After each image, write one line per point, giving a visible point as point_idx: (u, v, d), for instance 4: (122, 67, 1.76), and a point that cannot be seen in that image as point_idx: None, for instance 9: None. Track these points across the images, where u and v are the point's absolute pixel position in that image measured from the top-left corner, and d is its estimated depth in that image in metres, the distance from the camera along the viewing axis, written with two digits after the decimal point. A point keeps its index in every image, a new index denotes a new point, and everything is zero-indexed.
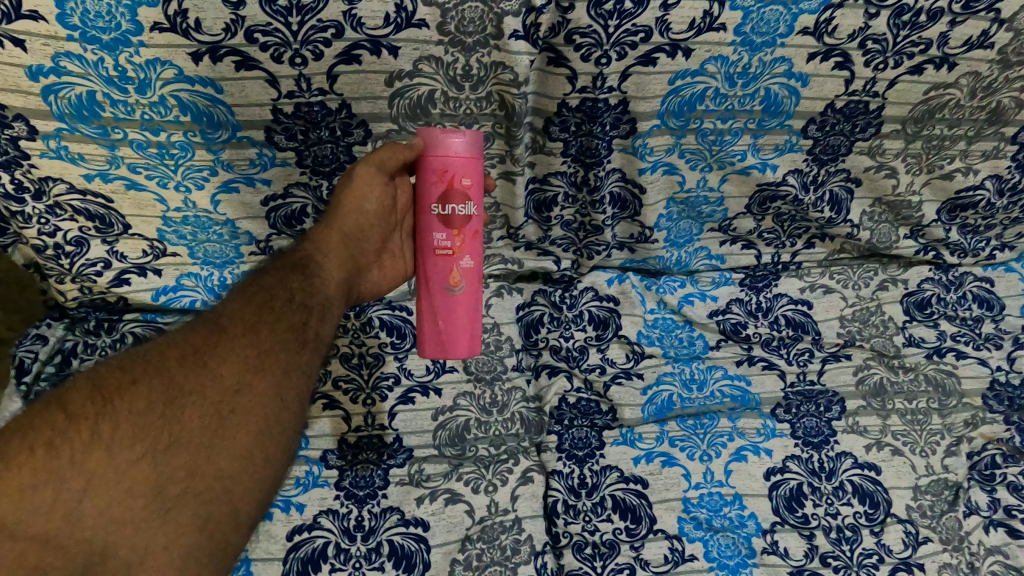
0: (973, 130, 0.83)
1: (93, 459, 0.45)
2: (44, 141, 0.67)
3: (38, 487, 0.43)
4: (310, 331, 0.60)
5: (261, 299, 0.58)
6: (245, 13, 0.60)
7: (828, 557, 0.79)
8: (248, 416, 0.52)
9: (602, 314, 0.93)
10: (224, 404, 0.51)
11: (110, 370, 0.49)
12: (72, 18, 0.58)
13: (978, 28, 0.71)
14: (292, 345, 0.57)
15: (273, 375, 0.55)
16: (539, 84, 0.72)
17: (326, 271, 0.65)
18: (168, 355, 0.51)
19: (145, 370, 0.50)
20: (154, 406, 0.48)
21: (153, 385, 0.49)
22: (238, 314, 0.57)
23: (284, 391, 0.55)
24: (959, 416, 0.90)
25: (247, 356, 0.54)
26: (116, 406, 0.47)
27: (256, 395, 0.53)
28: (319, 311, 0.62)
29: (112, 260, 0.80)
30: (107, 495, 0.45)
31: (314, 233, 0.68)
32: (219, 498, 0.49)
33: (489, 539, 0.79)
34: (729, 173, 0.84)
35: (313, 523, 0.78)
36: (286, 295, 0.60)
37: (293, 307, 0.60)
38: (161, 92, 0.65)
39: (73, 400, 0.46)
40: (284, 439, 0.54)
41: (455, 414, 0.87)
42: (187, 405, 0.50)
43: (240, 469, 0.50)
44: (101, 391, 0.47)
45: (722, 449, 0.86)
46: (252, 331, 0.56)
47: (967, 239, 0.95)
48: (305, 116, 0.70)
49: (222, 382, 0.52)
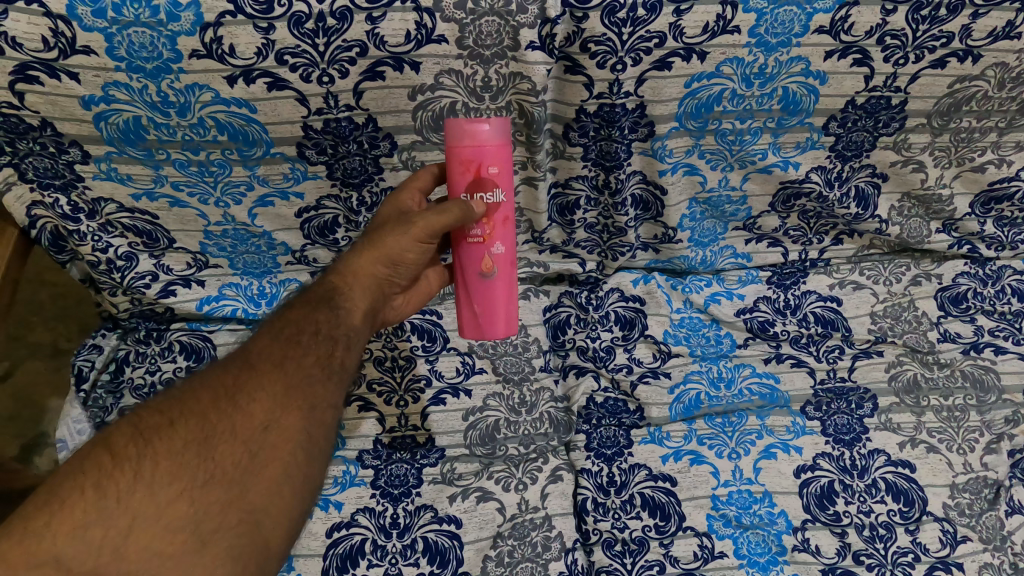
0: (1004, 120, 0.81)
1: (135, 498, 0.48)
2: (96, 164, 0.72)
3: (87, 526, 0.46)
4: (337, 361, 0.63)
5: (290, 333, 0.61)
6: (275, 38, 0.63)
7: (861, 555, 0.79)
8: (279, 450, 0.55)
9: (629, 314, 0.94)
10: (255, 439, 0.54)
11: (149, 413, 0.53)
12: (119, 51, 0.62)
13: (1003, 18, 0.70)
14: (321, 377, 0.61)
15: (302, 409, 0.57)
16: (557, 92, 0.74)
17: (354, 300, 0.67)
18: (201, 395, 0.55)
19: (180, 412, 0.53)
20: (190, 444, 0.52)
21: (187, 426, 0.52)
22: (267, 348, 0.60)
23: (312, 424, 0.58)
24: (999, 412, 0.87)
25: (277, 391, 0.57)
26: (155, 447, 0.50)
27: (287, 429, 0.56)
28: (346, 341, 0.65)
29: (159, 273, 0.85)
30: (150, 531, 0.48)
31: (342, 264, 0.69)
32: (255, 531, 0.51)
33: (520, 535, 0.81)
34: (751, 171, 0.85)
35: (351, 521, 0.81)
36: (313, 328, 0.63)
37: (321, 339, 0.62)
38: (200, 113, 0.69)
39: (117, 442, 0.50)
40: (312, 470, 0.56)
41: (485, 415, 0.89)
42: (221, 443, 0.53)
43: (272, 500, 0.53)
44: (141, 433, 0.51)
45: (751, 447, 0.86)
46: (281, 365, 0.59)
47: (1004, 231, 0.93)
48: (334, 131, 0.73)
49: (252, 418, 0.55)
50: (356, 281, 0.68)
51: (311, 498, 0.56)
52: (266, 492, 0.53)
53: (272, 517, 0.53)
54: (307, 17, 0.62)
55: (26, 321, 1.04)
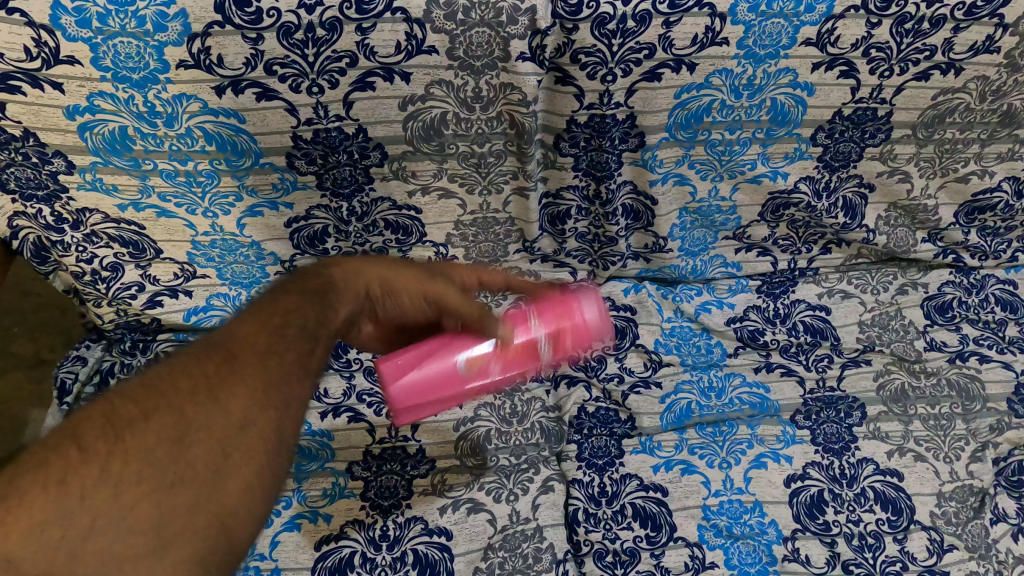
0: (986, 133, 0.82)
1: (101, 497, 0.41)
2: (80, 174, 0.71)
3: (44, 525, 0.39)
4: (335, 353, 0.56)
5: (274, 320, 0.52)
6: (263, 48, 0.63)
7: (850, 564, 0.78)
8: (256, 457, 0.46)
9: (620, 323, 0.95)
10: (228, 443, 0.45)
11: (122, 400, 0.44)
12: (104, 61, 0.62)
13: (983, 33, 0.71)
14: (298, 376, 0.51)
15: (274, 413, 0.48)
16: (548, 102, 0.74)
17: (354, 290, 0.59)
18: (178, 385, 0.46)
19: (155, 403, 0.44)
20: (163, 440, 0.43)
21: (161, 419, 0.44)
22: (246, 337, 0.50)
23: (283, 435, 0.48)
24: (984, 421, 0.87)
25: (251, 389, 0.48)
26: (126, 443, 0.42)
27: (255, 438, 0.46)
28: (350, 331, 0.58)
29: (145, 284, 0.84)
30: (114, 535, 0.40)
31: (350, 244, 0.63)
32: (228, 547, 0.44)
33: (511, 547, 0.79)
34: (740, 182, 0.85)
35: (340, 533, 0.80)
36: (300, 318, 0.53)
37: (326, 326, 0.56)
38: (187, 124, 0.68)
39: (86, 431, 0.42)
40: (300, 478, 0.49)
41: (476, 424, 0.88)
42: (197, 442, 0.44)
43: (251, 510, 0.45)
44: (113, 423, 0.43)
45: (742, 456, 0.86)
46: (260, 364, 0.49)
47: (987, 241, 0.95)
48: (324, 142, 0.73)
49: (226, 419, 0.46)
50: (352, 265, 0.60)
51: (263, 526, 0.46)
52: (242, 505, 0.45)
53: (250, 529, 0.45)
54: (296, 27, 0.62)
55: (9, 329, 1.03)
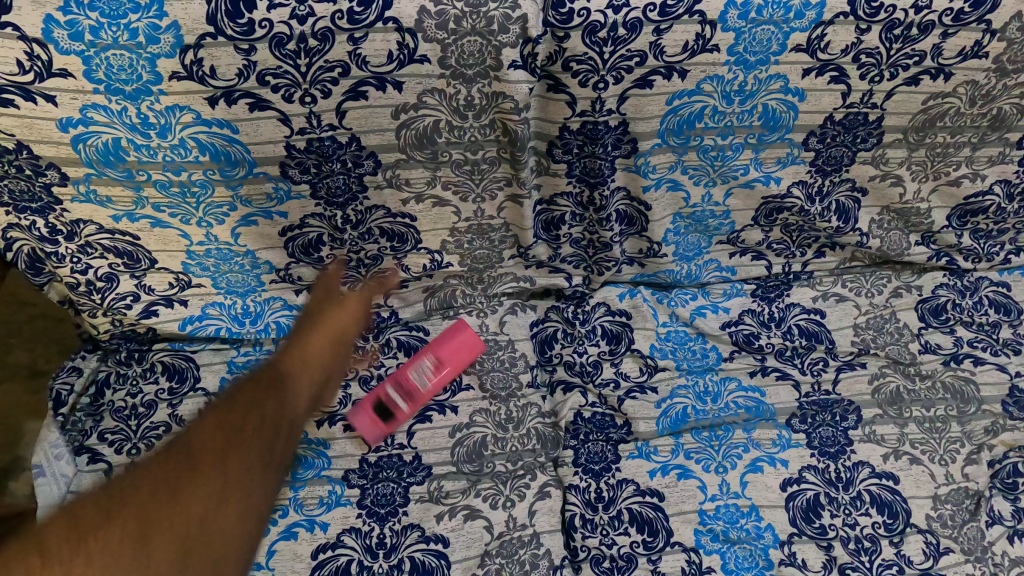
0: (977, 137, 0.83)
1: None
2: (74, 185, 0.71)
3: None
4: (275, 454, 0.64)
5: (233, 421, 0.62)
6: (255, 59, 0.63)
7: (846, 568, 0.78)
8: (218, 541, 0.54)
9: (616, 328, 0.95)
10: (196, 524, 0.54)
11: (86, 506, 0.52)
12: (97, 74, 0.62)
13: (970, 39, 0.71)
14: (258, 470, 0.61)
15: (238, 500, 0.57)
16: (541, 109, 0.75)
17: (298, 391, 0.72)
18: (145, 487, 0.54)
19: (122, 503, 0.52)
20: (125, 536, 0.50)
21: (129, 514, 0.52)
22: (205, 437, 0.60)
23: (247, 517, 0.57)
24: (979, 423, 0.87)
25: (216, 486, 0.57)
26: (92, 543, 0.49)
27: (224, 517, 0.56)
28: (287, 430, 0.66)
29: (140, 293, 0.84)
30: None
31: (283, 362, 0.74)
32: None
33: (508, 553, 0.80)
34: (733, 187, 0.86)
35: (336, 542, 0.80)
36: (259, 416, 0.64)
37: (266, 434, 0.64)
38: (181, 135, 0.69)
39: (53, 539, 0.48)
40: (243, 557, 0.56)
41: (471, 431, 0.88)
42: (161, 531, 0.52)
43: None
44: (77, 532, 0.49)
45: (738, 460, 0.86)
46: (223, 454, 0.59)
47: (980, 243, 0.96)
48: (317, 151, 0.73)
49: (191, 511, 0.54)
50: (297, 378, 0.73)
51: None
52: None
53: None
54: (288, 38, 0.62)
55: None
